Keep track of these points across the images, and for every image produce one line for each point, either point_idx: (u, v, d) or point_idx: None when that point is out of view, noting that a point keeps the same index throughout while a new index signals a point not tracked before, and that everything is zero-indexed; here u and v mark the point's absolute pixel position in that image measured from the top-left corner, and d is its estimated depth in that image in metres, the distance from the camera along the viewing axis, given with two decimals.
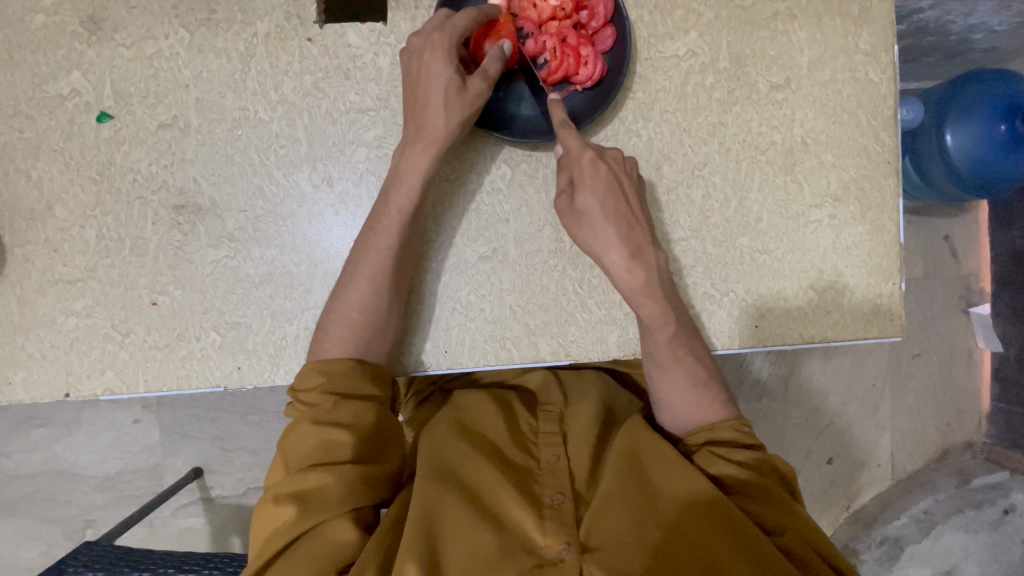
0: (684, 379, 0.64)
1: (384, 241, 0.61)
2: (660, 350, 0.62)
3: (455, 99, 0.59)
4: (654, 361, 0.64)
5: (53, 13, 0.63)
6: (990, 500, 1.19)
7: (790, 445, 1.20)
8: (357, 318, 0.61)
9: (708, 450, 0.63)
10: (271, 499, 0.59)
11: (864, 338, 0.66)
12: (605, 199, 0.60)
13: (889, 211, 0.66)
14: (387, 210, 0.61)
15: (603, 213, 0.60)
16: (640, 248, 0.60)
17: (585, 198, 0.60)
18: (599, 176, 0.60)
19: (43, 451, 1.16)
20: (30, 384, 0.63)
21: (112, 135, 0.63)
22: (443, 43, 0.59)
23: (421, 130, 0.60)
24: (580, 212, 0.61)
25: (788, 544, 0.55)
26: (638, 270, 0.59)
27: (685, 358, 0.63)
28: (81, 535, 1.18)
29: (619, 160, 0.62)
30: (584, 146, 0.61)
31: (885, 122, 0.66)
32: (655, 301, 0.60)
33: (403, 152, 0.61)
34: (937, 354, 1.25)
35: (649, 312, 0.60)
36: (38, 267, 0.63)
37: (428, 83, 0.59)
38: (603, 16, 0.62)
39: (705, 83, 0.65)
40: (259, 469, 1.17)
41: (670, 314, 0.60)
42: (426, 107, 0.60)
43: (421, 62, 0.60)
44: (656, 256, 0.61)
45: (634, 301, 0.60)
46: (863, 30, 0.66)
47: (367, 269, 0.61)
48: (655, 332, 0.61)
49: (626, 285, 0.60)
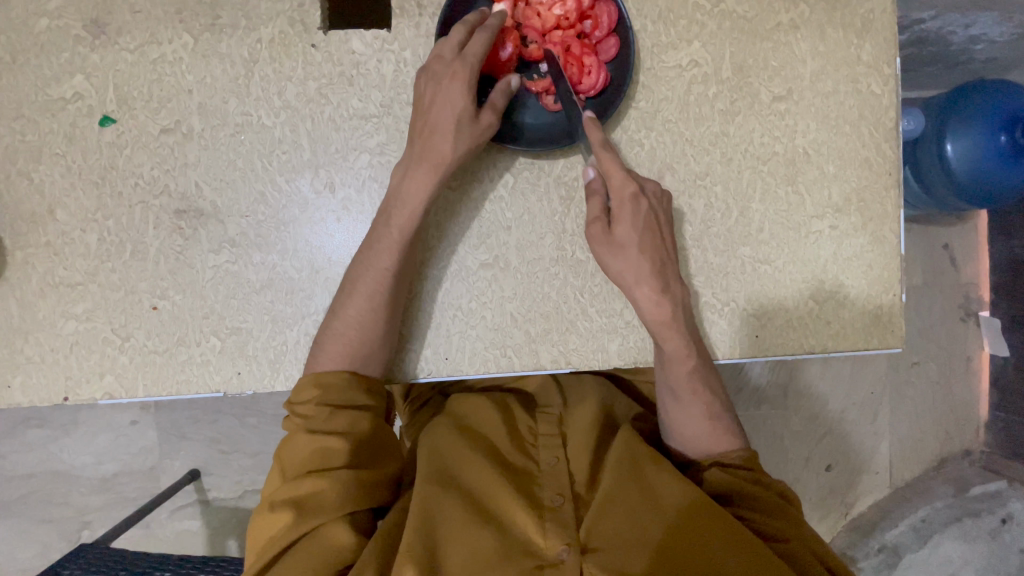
0: (698, 407, 0.65)
1: (384, 262, 0.60)
2: (680, 384, 0.63)
3: (467, 128, 0.59)
4: (672, 393, 0.65)
5: (56, 17, 0.63)
6: (987, 509, 1.20)
7: (788, 452, 1.20)
8: (355, 335, 0.61)
9: (715, 468, 0.63)
10: (268, 506, 0.59)
11: (864, 348, 0.66)
12: (643, 234, 0.59)
13: (891, 222, 0.66)
14: (389, 231, 0.60)
15: (639, 245, 0.59)
16: (669, 282, 0.60)
17: (623, 230, 0.59)
18: (640, 212, 0.59)
19: (39, 452, 1.15)
20: (29, 387, 0.63)
21: (113, 139, 0.63)
22: (463, 71, 0.59)
23: (426, 153, 0.60)
24: (616, 242, 0.60)
25: (788, 549, 0.56)
26: (666, 305, 0.59)
27: (703, 391, 0.64)
28: (76, 536, 1.17)
29: (657, 194, 0.61)
30: (628, 180, 0.59)
31: (886, 134, 0.66)
32: (678, 335, 0.60)
33: (407, 173, 0.60)
34: (936, 363, 1.25)
35: (672, 346, 0.60)
36: (38, 270, 0.63)
37: (441, 111, 0.59)
38: (607, 25, 0.62)
39: (708, 93, 0.65)
40: (256, 471, 1.17)
41: (692, 347, 0.61)
42: (434, 130, 0.59)
43: (437, 90, 0.59)
44: (682, 291, 0.61)
45: (661, 335, 0.60)
46: (865, 42, 0.66)
47: (366, 287, 0.61)
48: (676, 366, 0.62)
49: (652, 319, 0.60)
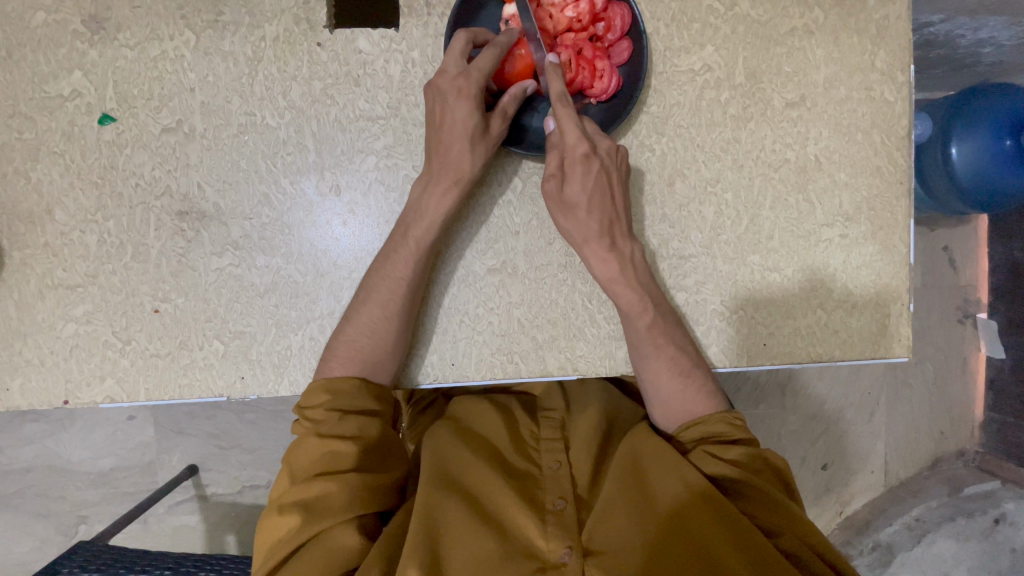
0: (664, 362, 0.62)
1: (401, 271, 0.60)
2: (641, 338, 0.61)
3: (480, 141, 0.59)
4: (635, 349, 0.63)
5: (53, 11, 0.61)
6: (980, 509, 1.22)
7: (786, 451, 1.21)
8: (366, 343, 0.61)
9: (702, 450, 0.62)
10: (276, 508, 0.58)
11: (871, 357, 0.67)
12: (592, 194, 0.59)
13: (901, 231, 0.66)
14: (406, 242, 0.60)
15: (589, 204, 0.59)
16: (617, 239, 0.60)
17: (573, 189, 0.60)
18: (590, 171, 0.59)
19: (35, 446, 1.14)
20: (29, 391, 0.62)
21: (113, 138, 0.62)
22: (469, 88, 0.58)
23: (444, 168, 0.59)
24: (567, 201, 0.60)
25: (787, 546, 0.56)
26: (613, 262, 0.60)
27: (666, 345, 0.62)
28: (73, 531, 1.17)
29: (611, 151, 0.61)
30: (580, 138, 0.59)
31: (898, 142, 0.66)
32: (631, 288, 0.60)
33: (426, 187, 0.60)
34: (933, 363, 1.27)
35: (626, 300, 0.60)
36: (37, 272, 0.62)
37: (452, 128, 0.59)
38: (620, 28, 0.61)
39: (720, 98, 0.64)
40: (255, 467, 1.17)
41: (647, 300, 0.60)
42: (449, 147, 0.59)
43: (445, 106, 0.59)
44: (631, 248, 0.61)
45: (610, 289, 0.60)
46: (879, 49, 0.65)
47: (381, 296, 0.60)
48: (633, 320, 0.61)
49: (598, 274, 0.60)
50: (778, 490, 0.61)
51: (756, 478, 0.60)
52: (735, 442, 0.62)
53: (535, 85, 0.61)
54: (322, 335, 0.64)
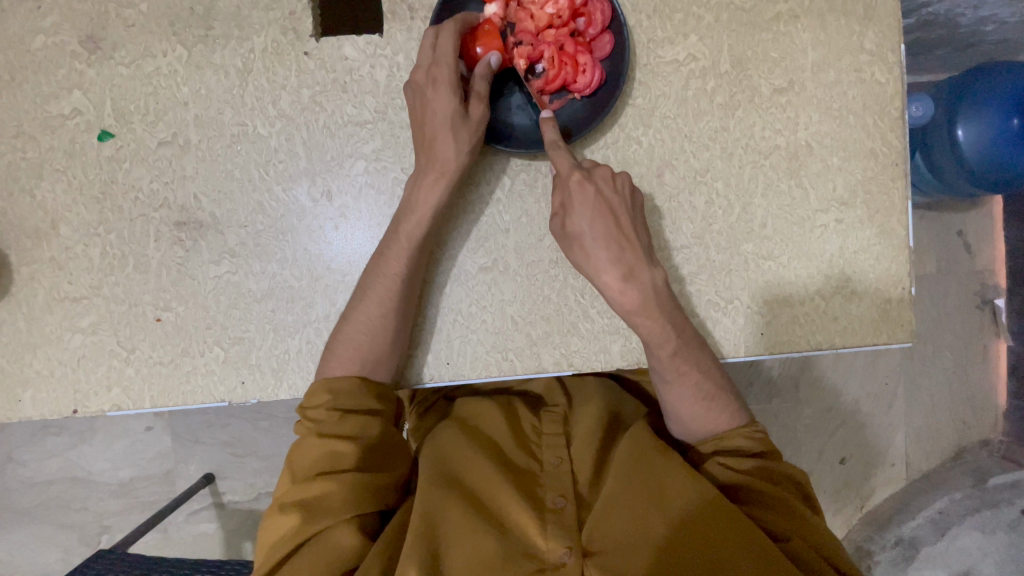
0: (687, 389, 0.62)
1: (394, 267, 0.61)
2: (664, 365, 0.61)
3: (462, 128, 0.60)
4: (658, 374, 0.62)
5: (51, 34, 0.63)
6: (1007, 500, 1.19)
7: (801, 446, 1.18)
8: (365, 341, 0.61)
9: (715, 458, 0.61)
10: (277, 508, 0.59)
11: (874, 344, 0.65)
12: (594, 221, 0.59)
13: (898, 214, 0.65)
14: (397, 239, 0.61)
15: (593, 233, 0.59)
16: (632, 268, 0.58)
17: (576, 220, 0.60)
18: (587, 196, 0.59)
19: (58, 459, 1.18)
20: (38, 402, 0.64)
21: (113, 153, 0.64)
22: (443, 75, 0.60)
23: (432, 162, 0.60)
24: (572, 234, 0.60)
25: (794, 550, 0.54)
26: (632, 291, 0.58)
27: (690, 371, 0.61)
28: (96, 541, 1.20)
29: (609, 178, 0.61)
30: (572, 166, 0.60)
31: (891, 124, 0.65)
32: (653, 318, 0.58)
33: (415, 182, 0.61)
34: (952, 351, 1.23)
35: (649, 329, 0.58)
36: (44, 286, 0.64)
37: (433, 117, 0.60)
38: (600, 23, 0.61)
39: (706, 87, 0.64)
40: (269, 474, 1.18)
41: (670, 330, 0.59)
42: (433, 138, 0.60)
43: (425, 99, 0.60)
44: (651, 274, 0.59)
45: (632, 321, 0.59)
46: (868, 29, 0.64)
47: (376, 294, 0.61)
48: (655, 350, 0.60)
49: (620, 306, 0.59)
50: (796, 498, 0.60)
51: (768, 483, 0.59)
52: (754, 455, 0.61)
53: (497, 56, 0.60)
54: (319, 338, 0.64)
